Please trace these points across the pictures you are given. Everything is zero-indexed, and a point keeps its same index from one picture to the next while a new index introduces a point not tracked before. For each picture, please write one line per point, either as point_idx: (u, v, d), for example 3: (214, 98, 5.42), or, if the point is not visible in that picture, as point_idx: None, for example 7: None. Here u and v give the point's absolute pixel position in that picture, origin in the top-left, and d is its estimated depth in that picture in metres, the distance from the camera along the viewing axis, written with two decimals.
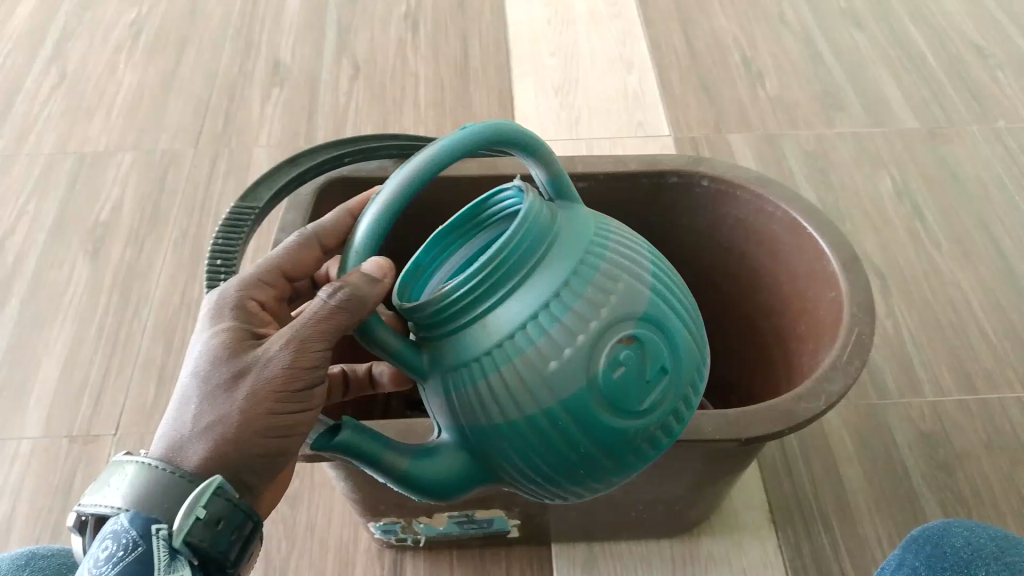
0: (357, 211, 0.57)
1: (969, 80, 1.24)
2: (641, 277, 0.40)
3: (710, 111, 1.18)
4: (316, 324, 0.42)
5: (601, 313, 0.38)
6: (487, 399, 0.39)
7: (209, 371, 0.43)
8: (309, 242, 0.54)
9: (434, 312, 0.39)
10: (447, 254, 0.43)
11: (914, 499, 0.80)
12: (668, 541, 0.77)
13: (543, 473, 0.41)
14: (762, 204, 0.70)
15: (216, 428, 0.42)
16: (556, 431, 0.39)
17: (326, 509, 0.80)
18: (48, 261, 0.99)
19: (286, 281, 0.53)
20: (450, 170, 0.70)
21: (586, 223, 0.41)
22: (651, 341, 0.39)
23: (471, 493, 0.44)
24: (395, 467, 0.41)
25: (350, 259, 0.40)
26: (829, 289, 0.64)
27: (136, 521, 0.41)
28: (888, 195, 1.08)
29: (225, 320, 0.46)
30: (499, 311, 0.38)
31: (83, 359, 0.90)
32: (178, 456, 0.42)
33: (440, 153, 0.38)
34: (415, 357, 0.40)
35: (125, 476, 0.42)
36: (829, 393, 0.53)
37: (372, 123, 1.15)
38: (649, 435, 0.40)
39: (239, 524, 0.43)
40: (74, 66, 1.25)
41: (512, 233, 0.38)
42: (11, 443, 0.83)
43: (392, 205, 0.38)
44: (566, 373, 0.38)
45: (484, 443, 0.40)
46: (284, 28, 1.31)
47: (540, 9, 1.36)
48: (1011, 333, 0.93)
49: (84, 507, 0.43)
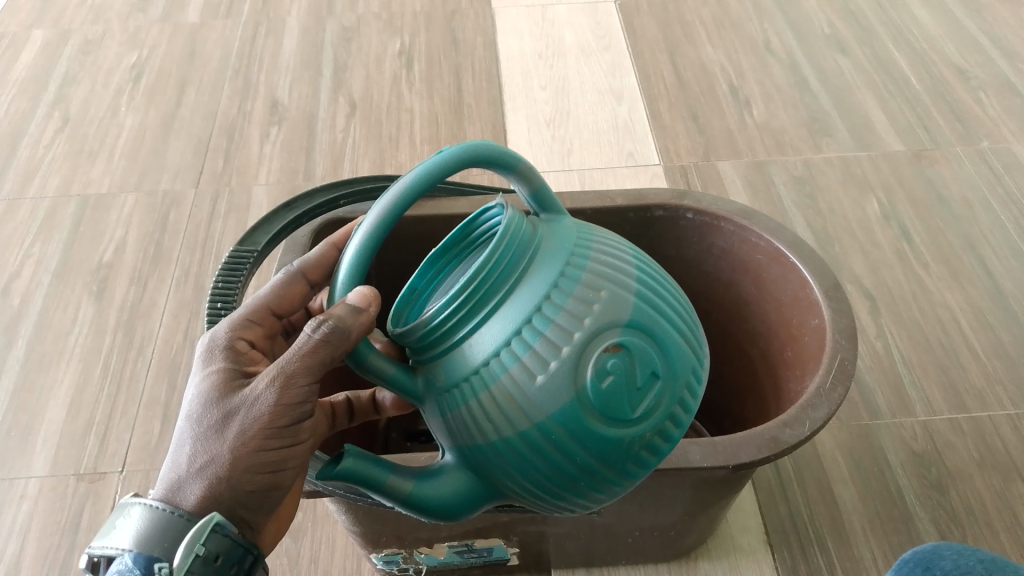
0: (341, 243, 0.59)
1: (953, 103, 1.27)
2: (624, 284, 0.41)
3: (699, 140, 1.20)
4: (300, 360, 0.44)
5: (584, 324, 0.39)
6: (481, 417, 0.40)
7: (202, 413, 0.45)
8: (294, 278, 0.56)
9: (422, 336, 0.41)
10: (442, 276, 0.44)
11: (908, 519, 0.81)
12: (666, 566, 0.79)
13: (545, 487, 0.42)
14: (746, 234, 0.72)
15: (210, 467, 0.44)
16: (550, 445, 0.40)
17: (329, 541, 0.81)
18: (53, 303, 1.01)
19: (275, 318, 0.55)
20: (443, 209, 0.73)
21: (566, 237, 0.43)
22: (638, 347, 0.40)
23: (481, 510, 0.45)
24: (399, 489, 0.42)
25: (336, 289, 0.41)
26: (814, 316, 0.65)
27: (138, 561, 0.42)
28: (876, 218, 1.10)
29: (216, 363, 0.48)
30: (484, 330, 0.40)
31: (88, 399, 0.91)
32: (178, 496, 0.44)
33: (415, 181, 0.40)
34: (410, 381, 0.42)
35: (131, 518, 0.44)
36: (814, 419, 0.55)
37: (369, 159, 1.18)
38: (647, 442, 0.41)
39: (238, 558, 0.44)
40: (76, 111, 1.28)
41: (491, 253, 0.40)
42: (19, 483, 0.84)
43: (378, 229, 0.40)
44: (553, 388, 0.39)
45: (484, 460, 0.42)
46: (281, 67, 1.34)
47: (530, 43, 1.39)
48: (1000, 351, 0.94)
49: (94, 549, 0.44)
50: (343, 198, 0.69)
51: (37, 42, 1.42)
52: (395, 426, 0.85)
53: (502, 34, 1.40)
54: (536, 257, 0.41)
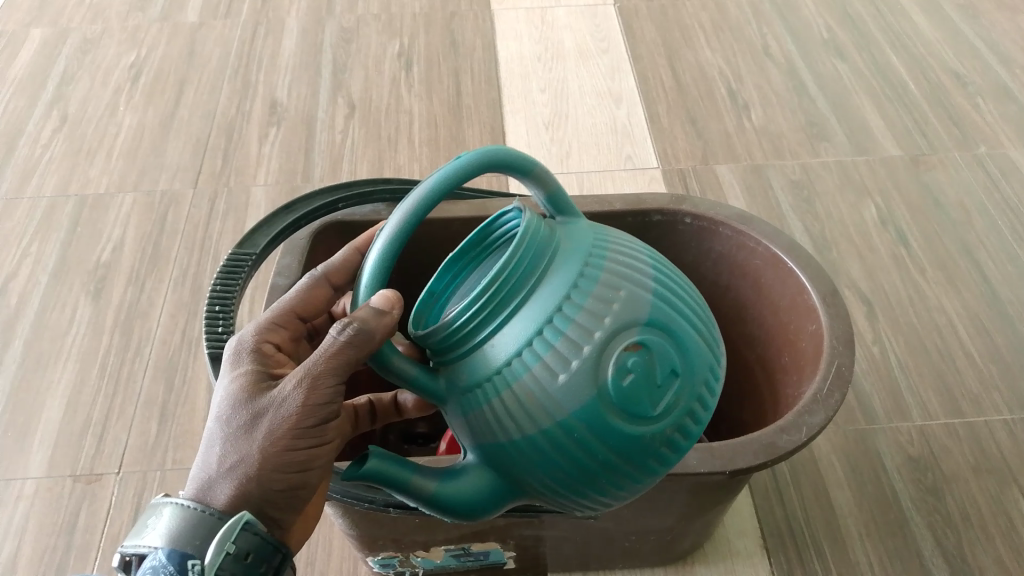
0: (363, 248, 0.60)
1: (950, 108, 1.27)
2: (642, 284, 0.41)
3: (697, 143, 1.21)
4: (327, 361, 0.44)
5: (603, 322, 0.39)
6: (503, 416, 0.40)
7: (231, 414, 0.46)
8: (318, 282, 0.56)
9: (444, 338, 0.41)
10: (460, 279, 0.44)
11: (904, 523, 0.81)
12: (662, 570, 0.79)
13: (566, 484, 0.42)
14: (743, 239, 0.72)
15: (239, 467, 0.44)
16: (572, 442, 0.40)
17: (326, 543, 0.81)
18: (51, 303, 1.01)
19: (300, 321, 0.55)
20: (443, 212, 0.73)
21: (583, 238, 0.43)
22: (657, 344, 0.40)
23: (501, 510, 0.45)
24: (424, 489, 0.42)
25: (359, 293, 0.41)
26: (810, 321, 0.66)
27: (172, 557, 0.42)
28: (873, 223, 1.10)
29: (243, 365, 0.48)
30: (505, 331, 0.40)
31: (85, 399, 0.91)
32: (208, 495, 0.45)
33: (435, 187, 0.40)
34: (432, 382, 0.42)
35: (162, 517, 0.44)
36: (811, 425, 0.55)
37: (368, 160, 1.18)
38: (667, 438, 0.41)
39: (267, 556, 0.45)
40: (75, 109, 1.28)
41: (510, 255, 0.40)
42: (15, 483, 0.84)
43: (398, 236, 0.40)
44: (574, 386, 0.39)
45: (506, 459, 0.41)
46: (280, 68, 1.34)
47: (529, 45, 1.39)
48: (996, 356, 0.95)
49: (127, 547, 0.44)
50: (341, 201, 0.69)
51: (36, 40, 1.41)
52: (392, 429, 0.85)
53: (501, 36, 1.41)
54: (555, 258, 0.41)
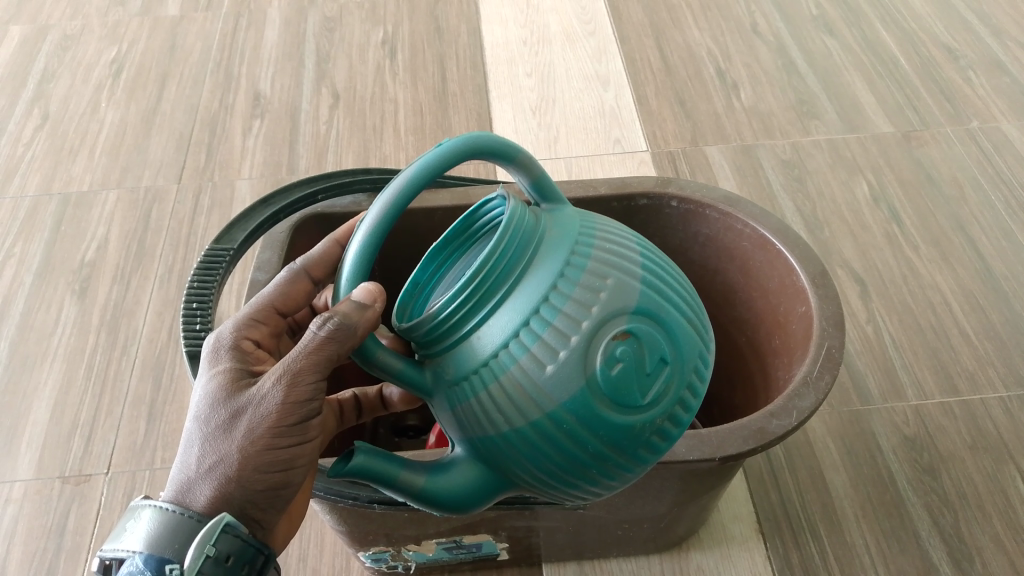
0: (343, 240, 0.59)
1: (942, 83, 1.26)
2: (630, 271, 0.40)
3: (686, 124, 1.20)
4: (308, 356, 0.43)
5: (591, 311, 0.38)
6: (491, 409, 0.39)
7: (210, 414, 0.45)
8: (298, 276, 0.55)
9: (430, 329, 0.39)
10: (444, 269, 0.43)
11: (900, 504, 0.80)
12: (657, 557, 0.78)
13: (558, 475, 0.41)
14: (730, 221, 0.71)
15: (220, 467, 0.44)
16: (561, 433, 0.39)
17: (318, 539, 0.81)
18: (36, 304, 1.00)
19: (280, 317, 0.54)
20: (425, 201, 0.72)
21: (569, 225, 0.42)
22: (647, 333, 0.39)
23: (492, 502, 0.44)
24: (412, 484, 0.41)
25: (340, 286, 0.40)
26: (800, 303, 0.65)
27: (149, 563, 0.41)
28: (865, 202, 1.09)
29: (222, 363, 0.47)
30: (492, 322, 0.39)
31: (72, 400, 0.90)
32: (188, 497, 0.44)
33: (416, 175, 0.39)
34: (418, 375, 0.41)
35: (141, 520, 0.43)
36: (801, 409, 0.54)
37: (353, 150, 1.17)
38: (658, 427, 0.40)
39: (249, 559, 0.44)
40: (56, 107, 1.26)
41: (496, 244, 0.39)
42: (4, 486, 0.83)
43: (380, 226, 0.38)
44: (563, 377, 0.38)
45: (496, 452, 0.40)
46: (263, 59, 1.33)
47: (515, 30, 1.37)
48: (991, 332, 0.94)
49: (105, 552, 0.43)
50: (321, 192, 0.68)
51: (15, 37, 1.40)
52: (383, 422, 0.85)
53: (486, 21, 1.39)
54: (540, 247, 0.40)
